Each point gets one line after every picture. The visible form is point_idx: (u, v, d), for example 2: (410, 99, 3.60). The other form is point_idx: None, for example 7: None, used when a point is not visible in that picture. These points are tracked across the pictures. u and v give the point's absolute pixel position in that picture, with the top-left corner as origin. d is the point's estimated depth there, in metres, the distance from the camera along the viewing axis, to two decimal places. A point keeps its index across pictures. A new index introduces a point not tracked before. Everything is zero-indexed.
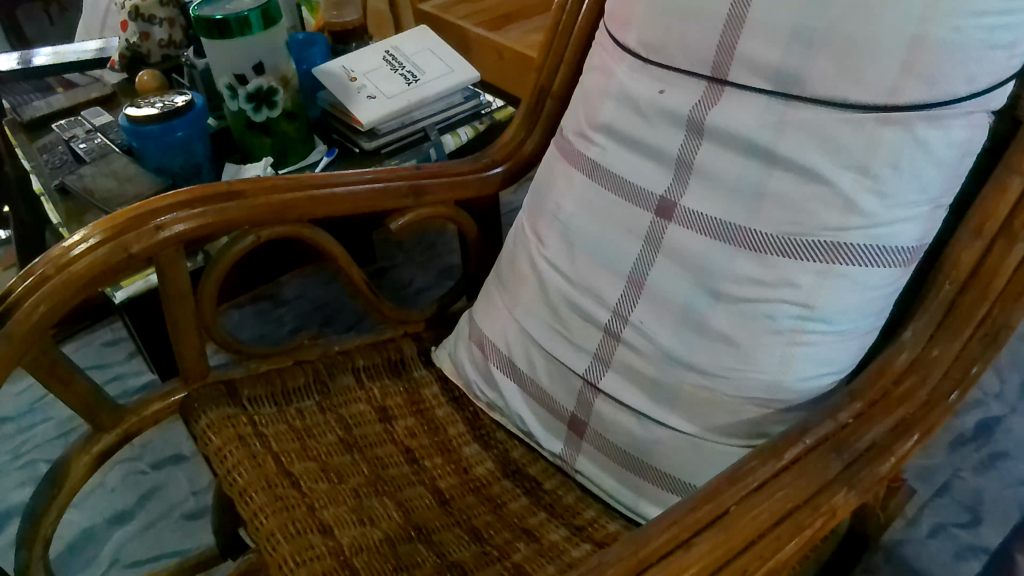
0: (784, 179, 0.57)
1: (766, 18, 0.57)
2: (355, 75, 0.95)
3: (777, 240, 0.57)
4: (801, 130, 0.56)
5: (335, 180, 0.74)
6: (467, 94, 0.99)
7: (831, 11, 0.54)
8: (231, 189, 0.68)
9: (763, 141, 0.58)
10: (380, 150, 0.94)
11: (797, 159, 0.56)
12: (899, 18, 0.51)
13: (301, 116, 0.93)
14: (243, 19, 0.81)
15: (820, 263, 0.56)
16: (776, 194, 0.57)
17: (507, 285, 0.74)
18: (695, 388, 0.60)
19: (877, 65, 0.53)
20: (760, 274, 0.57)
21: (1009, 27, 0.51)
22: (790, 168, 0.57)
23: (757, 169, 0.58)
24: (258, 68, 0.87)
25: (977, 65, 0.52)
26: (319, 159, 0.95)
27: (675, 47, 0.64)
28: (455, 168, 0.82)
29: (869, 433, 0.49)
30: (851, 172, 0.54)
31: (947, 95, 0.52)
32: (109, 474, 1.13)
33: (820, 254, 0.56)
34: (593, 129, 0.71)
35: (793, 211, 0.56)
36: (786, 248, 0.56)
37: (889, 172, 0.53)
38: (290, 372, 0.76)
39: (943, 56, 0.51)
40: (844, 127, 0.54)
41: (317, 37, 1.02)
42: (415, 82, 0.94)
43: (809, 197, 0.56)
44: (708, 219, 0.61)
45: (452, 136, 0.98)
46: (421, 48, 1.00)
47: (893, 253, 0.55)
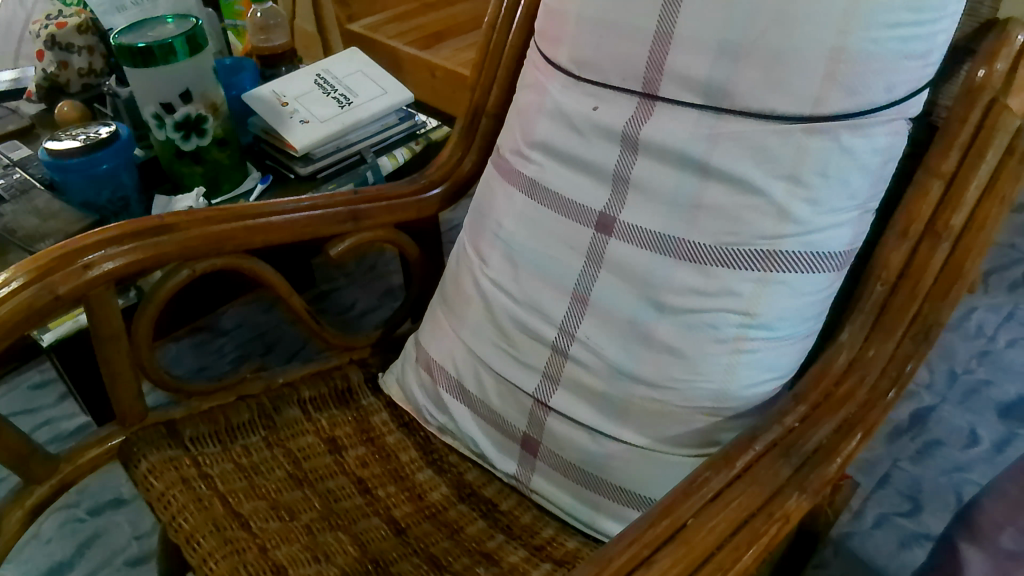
0: (717, 190, 0.58)
1: (693, 34, 0.59)
2: (286, 100, 0.94)
3: (715, 251, 0.58)
4: (732, 142, 0.58)
5: (272, 209, 0.73)
6: (402, 115, 0.99)
7: (755, 26, 0.56)
8: (163, 221, 0.66)
9: (696, 154, 0.59)
10: (315, 175, 0.93)
11: (730, 170, 0.58)
12: (819, 30, 0.54)
13: (232, 143, 0.90)
14: (166, 45, 0.79)
15: (758, 270, 0.57)
16: (711, 205, 0.58)
17: (452, 305, 0.74)
18: (644, 399, 0.60)
19: (802, 77, 0.55)
20: (700, 285, 0.58)
21: (921, 37, 0.54)
22: (723, 179, 0.58)
23: (691, 181, 0.60)
24: (185, 96, 0.84)
25: (894, 74, 0.54)
26: (253, 186, 0.92)
27: (606, 64, 0.66)
28: (393, 190, 0.81)
29: (815, 436, 0.50)
30: (783, 181, 0.56)
31: (868, 104, 0.54)
32: (44, 525, 1.08)
33: (757, 263, 0.57)
34: (529, 147, 0.72)
35: (729, 220, 0.58)
36: (724, 258, 0.58)
37: (818, 180, 0.55)
38: (233, 408, 0.73)
39: (863, 66, 0.53)
40: (774, 138, 0.56)
41: (246, 61, 1.00)
42: (348, 105, 0.94)
43: (742, 207, 0.57)
44: (648, 232, 0.61)
45: (388, 158, 0.97)
46: (352, 70, 0.99)
47: (826, 258, 0.57)
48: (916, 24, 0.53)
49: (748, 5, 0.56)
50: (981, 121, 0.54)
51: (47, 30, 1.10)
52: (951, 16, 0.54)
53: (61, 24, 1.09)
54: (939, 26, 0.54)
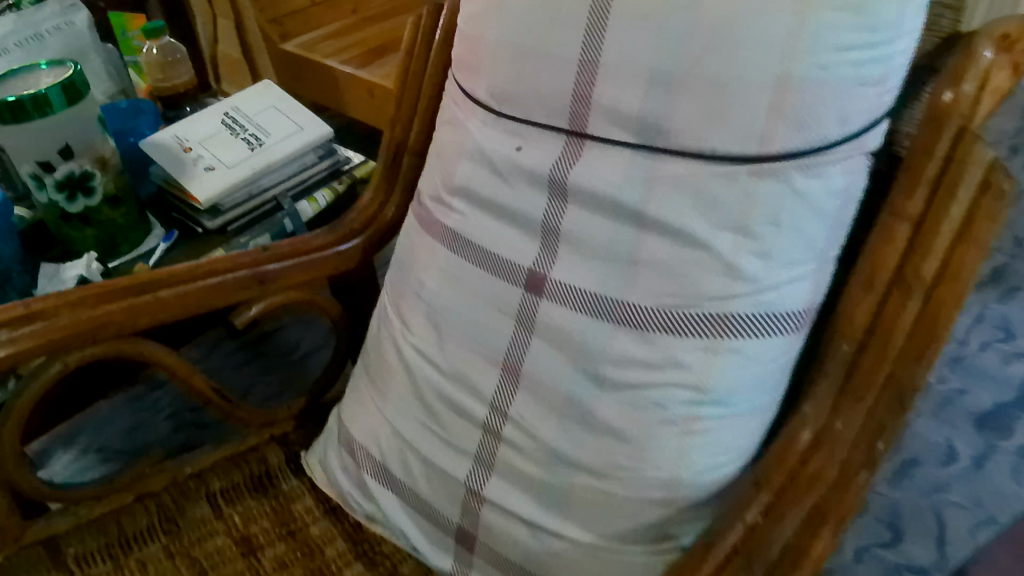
0: (655, 244, 0.51)
1: (624, 59, 0.53)
2: (189, 145, 0.84)
3: (658, 315, 0.51)
4: (672, 190, 0.51)
5: (161, 281, 0.64)
6: (321, 153, 0.90)
7: (691, 51, 0.49)
8: (27, 310, 0.57)
9: (631, 202, 0.52)
10: (225, 228, 0.84)
11: (671, 220, 0.50)
12: (761, 58, 0.47)
13: (127, 200, 0.80)
14: (40, 97, 0.70)
15: (706, 337, 0.49)
16: (652, 263, 0.51)
17: (375, 378, 0.66)
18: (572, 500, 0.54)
19: (744, 111, 0.48)
20: (645, 356, 0.51)
21: (877, 60, 0.46)
22: (665, 230, 0.51)
23: (627, 235, 0.53)
24: (65, 152, 0.74)
25: (850, 103, 0.47)
26: (156, 245, 0.83)
27: (528, 98, 0.59)
28: (307, 244, 0.74)
29: (774, 534, 0.47)
30: (731, 234, 0.49)
31: (825, 138, 0.47)
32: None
33: (706, 328, 0.49)
34: (451, 194, 0.64)
35: (672, 278, 0.50)
36: (669, 324, 0.50)
37: (771, 229, 0.48)
38: (129, 514, 0.66)
39: (813, 97, 0.46)
40: (718, 183, 0.49)
41: (143, 103, 0.89)
42: (259, 147, 0.85)
43: (685, 264, 0.50)
44: (581, 294, 0.54)
45: (309, 202, 0.88)
46: (264, 105, 0.90)
47: (786, 318, 0.50)
48: (872, 44, 0.46)
49: (681, 29, 0.50)
50: (949, 153, 0.46)
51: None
52: (912, 33, 0.47)
53: None
54: (898, 45, 0.47)
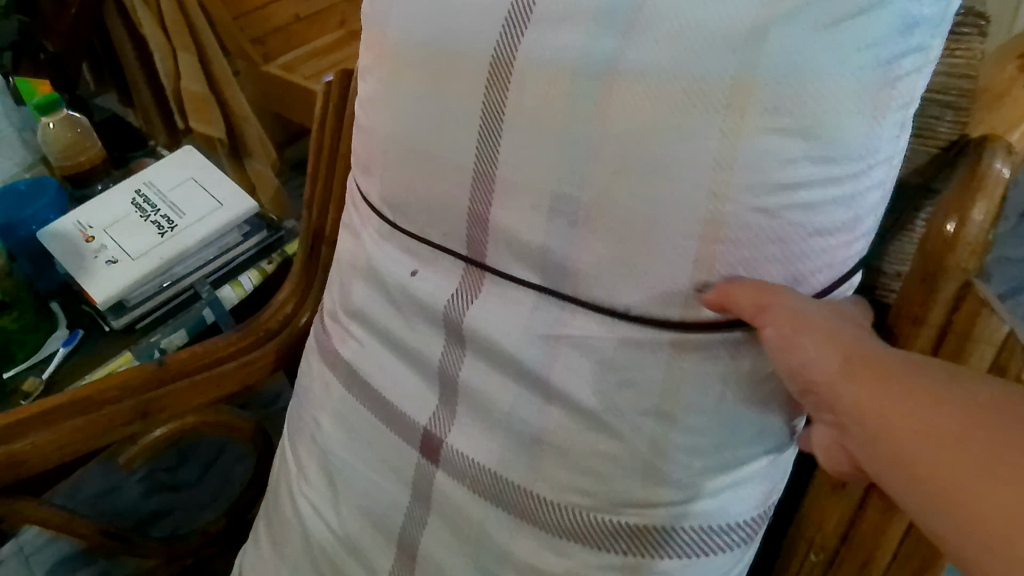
0: (560, 423, 0.40)
1: (517, 179, 0.40)
2: (92, 233, 0.75)
3: (565, 518, 0.41)
4: (581, 360, 0.39)
5: (36, 421, 0.57)
6: (248, 229, 0.79)
7: (597, 175, 0.36)
8: None
9: (533, 363, 0.41)
10: (133, 326, 0.74)
11: (579, 400, 0.39)
12: (683, 200, 0.34)
13: (19, 303, 0.70)
14: None
15: (625, 554, 0.39)
16: (557, 449, 0.41)
17: (273, 529, 0.58)
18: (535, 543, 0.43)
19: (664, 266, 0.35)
20: (552, 566, 0.42)
21: (841, 200, 0.34)
22: (572, 406, 0.40)
23: (530, 405, 0.42)
24: None
25: (801, 260, 0.34)
26: (57, 350, 0.72)
27: (421, 212, 0.47)
28: (205, 351, 0.64)
29: (812, 350, 0.32)
30: (654, 424, 0.37)
31: (770, 283, 0.34)
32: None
33: (625, 543, 0.39)
34: (348, 316, 0.54)
35: (588, 473, 0.40)
36: (580, 532, 0.41)
37: (701, 418, 0.36)
38: None
39: (747, 256, 0.34)
40: (634, 357, 0.37)
41: (48, 181, 0.81)
42: (168, 230, 0.75)
43: (593, 457, 0.39)
44: (478, 473, 0.45)
45: (232, 287, 0.77)
46: (182, 179, 0.81)
47: (732, 527, 0.38)
48: (829, 183, 0.33)
49: (587, 142, 0.36)
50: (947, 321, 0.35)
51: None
52: (894, 157, 0.34)
53: None
54: (872, 176, 0.34)
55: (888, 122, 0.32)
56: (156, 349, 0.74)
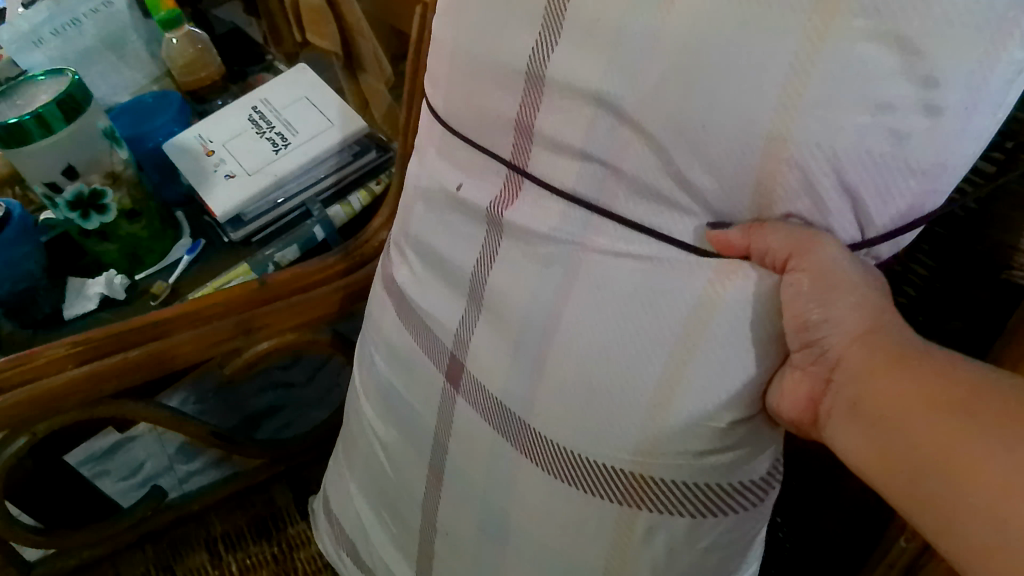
0: (578, 343, 0.37)
1: (566, 77, 0.37)
2: (212, 148, 0.79)
3: (561, 461, 0.39)
4: (604, 276, 0.36)
5: (149, 331, 0.61)
6: (358, 149, 0.80)
7: (651, 68, 0.33)
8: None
9: (555, 272, 0.39)
10: (250, 239, 0.78)
11: (594, 315, 0.37)
12: (742, 112, 0.30)
13: (147, 213, 0.76)
14: (40, 117, 0.64)
15: (621, 502, 0.37)
16: (570, 369, 0.38)
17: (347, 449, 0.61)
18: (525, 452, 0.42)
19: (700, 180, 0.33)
20: (562, 513, 0.40)
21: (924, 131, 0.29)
22: (593, 325, 0.37)
23: (535, 323, 0.40)
24: (70, 171, 0.69)
25: (879, 190, 0.30)
26: (180, 257, 0.79)
27: (474, 121, 0.45)
28: (302, 274, 0.66)
29: (845, 307, 0.32)
30: (668, 354, 0.34)
31: (803, 233, 0.32)
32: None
33: (620, 492, 0.37)
34: (409, 239, 0.53)
35: (595, 403, 0.37)
36: (580, 478, 0.39)
37: (727, 351, 0.33)
38: (128, 560, 0.69)
39: (802, 187, 0.31)
40: (660, 272, 0.35)
41: (171, 95, 0.85)
42: (282, 148, 0.77)
43: (614, 386, 0.36)
44: (488, 396, 0.44)
45: (341, 207, 0.78)
46: (296, 98, 0.82)
47: (741, 495, 0.36)
48: (917, 131, 0.29)
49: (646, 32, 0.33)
50: None
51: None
52: (1004, 102, 0.29)
53: None
54: (969, 126, 0.29)
55: (997, 74, 0.27)
56: (271, 262, 0.76)
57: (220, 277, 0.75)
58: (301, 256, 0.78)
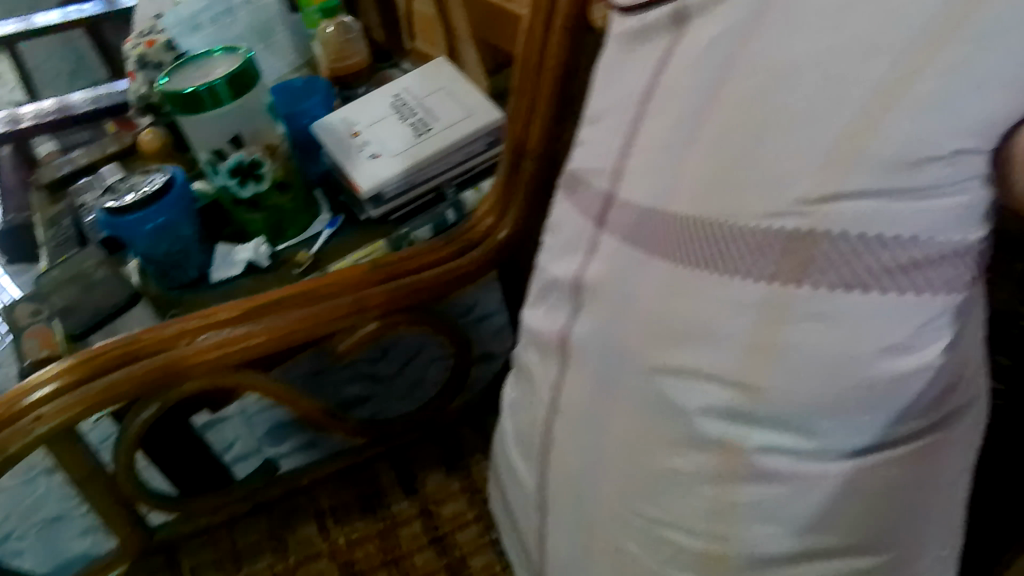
0: (645, 400, 0.39)
1: None
2: (358, 130, 0.84)
3: (698, 217, 0.35)
4: (657, 326, 0.37)
5: (269, 308, 0.61)
6: (492, 138, 0.84)
7: None
8: (121, 354, 0.57)
9: (620, 302, 0.40)
10: (387, 217, 0.83)
11: (664, 366, 0.37)
12: (794, 173, 0.32)
13: (294, 185, 0.83)
14: (214, 90, 0.72)
15: (760, 273, 0.33)
16: (642, 427, 0.39)
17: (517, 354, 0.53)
18: (619, 522, 0.43)
19: (753, 251, 0.33)
20: (671, 292, 0.37)
21: None
22: (658, 365, 0.37)
23: (610, 365, 0.41)
24: (236, 141, 0.78)
25: None
26: (320, 231, 0.84)
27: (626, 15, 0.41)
28: (421, 253, 0.66)
29: None
30: (740, 443, 0.35)
31: None
32: (81, 520, 1.12)
33: (740, 255, 0.34)
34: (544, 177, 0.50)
35: (644, 474, 0.40)
36: (707, 240, 0.35)
37: (828, 423, 0.33)
38: (243, 527, 0.68)
39: (845, 253, 0.31)
40: (716, 319, 0.35)
41: (318, 83, 0.93)
42: (424, 134, 0.81)
43: (686, 455, 0.37)
44: (661, 176, 0.38)
45: (473, 192, 0.82)
46: (436, 87, 0.86)
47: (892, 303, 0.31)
48: None
49: None
50: None
51: (138, 48, 0.96)
52: None
53: (151, 41, 0.95)
54: None
55: None
56: (407, 241, 0.78)
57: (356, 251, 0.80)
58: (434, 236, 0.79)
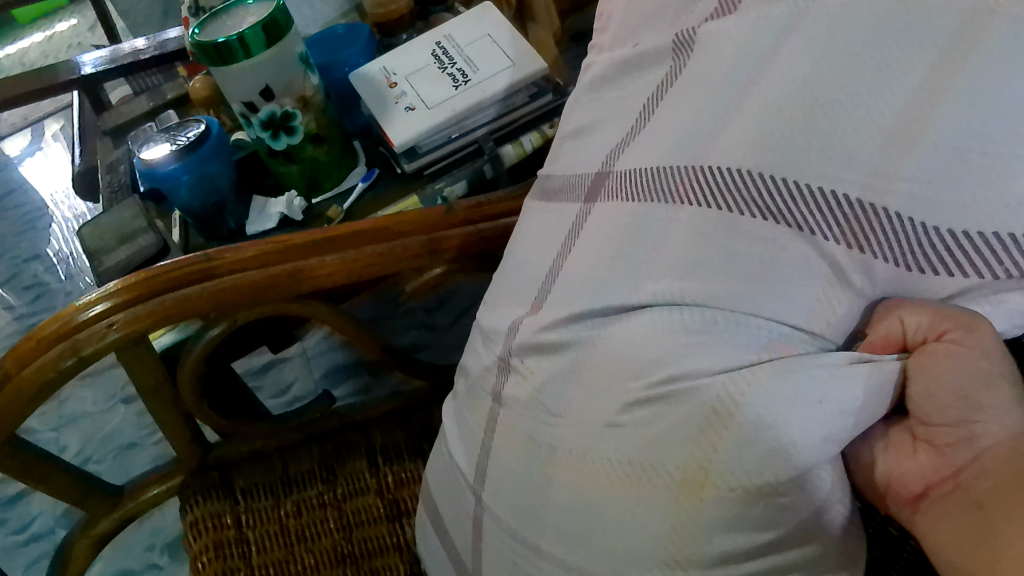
0: (659, 324, 0.37)
1: None
2: (395, 80, 0.83)
3: (736, 184, 0.37)
4: (699, 263, 0.37)
5: (337, 241, 0.60)
6: (535, 91, 0.82)
7: None
8: (186, 271, 0.58)
9: (632, 261, 0.40)
10: (422, 171, 0.82)
11: (680, 300, 0.37)
12: (864, 143, 0.34)
13: (329, 138, 0.82)
14: (245, 40, 0.69)
15: (846, 241, 0.34)
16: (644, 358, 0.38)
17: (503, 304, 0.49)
18: (580, 448, 0.40)
19: (822, 207, 0.34)
20: (726, 246, 0.36)
21: None
22: (665, 321, 0.37)
23: (605, 304, 0.40)
24: (266, 93, 0.75)
25: None
26: (355, 184, 0.85)
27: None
28: (491, 199, 0.64)
29: None
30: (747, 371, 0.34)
31: None
32: (153, 448, 1.18)
33: (846, 224, 0.34)
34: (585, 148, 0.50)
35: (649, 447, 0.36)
36: (756, 198, 0.36)
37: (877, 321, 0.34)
38: (295, 456, 0.69)
39: (908, 231, 0.33)
40: (780, 272, 0.35)
41: (359, 29, 0.91)
42: (463, 84, 0.80)
43: (686, 349, 0.36)
44: (630, 184, 0.42)
45: (513, 146, 0.82)
46: (477, 35, 0.85)
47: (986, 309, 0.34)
48: None
49: None
50: None
51: None
52: None
53: None
54: None
55: None
56: (440, 197, 0.81)
57: (392, 208, 0.81)
58: (468, 193, 0.82)
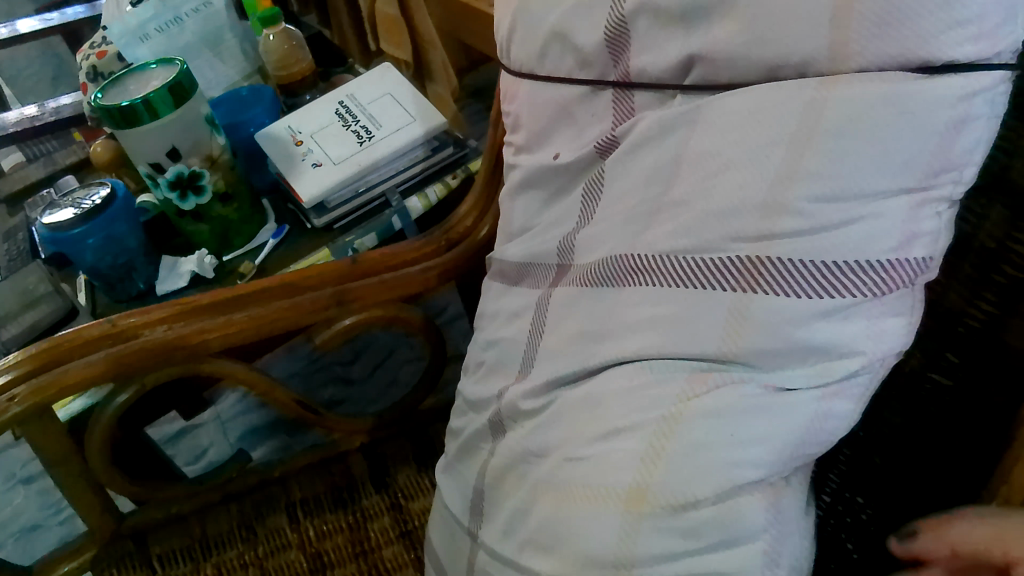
0: (617, 381, 0.39)
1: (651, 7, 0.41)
2: (301, 138, 0.85)
3: (669, 261, 0.38)
4: (645, 324, 0.38)
5: (246, 298, 0.62)
6: (435, 144, 0.86)
7: None
8: (92, 338, 0.58)
9: (593, 329, 0.41)
10: (331, 225, 0.84)
11: (632, 355, 0.38)
12: (742, 206, 0.35)
13: (238, 196, 0.83)
14: (149, 103, 0.70)
15: (738, 288, 0.35)
16: (591, 402, 0.40)
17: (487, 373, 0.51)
18: (555, 471, 0.40)
19: (716, 270, 0.36)
20: (656, 311, 0.38)
21: None
22: (624, 382, 0.38)
23: (571, 370, 0.42)
24: (173, 154, 0.76)
25: None
26: (265, 240, 0.86)
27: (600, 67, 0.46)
28: (399, 250, 0.67)
29: None
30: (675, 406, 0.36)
31: None
32: (60, 529, 1.12)
33: (734, 277, 0.35)
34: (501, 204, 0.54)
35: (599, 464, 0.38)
36: (684, 270, 0.37)
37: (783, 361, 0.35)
38: (213, 517, 0.68)
39: (796, 269, 0.34)
40: (687, 321, 0.37)
41: (264, 91, 0.93)
42: (366, 141, 0.83)
43: (630, 389, 0.38)
44: (590, 265, 0.44)
45: (418, 198, 0.85)
46: (379, 94, 0.88)
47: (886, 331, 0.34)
48: None
49: None
50: None
51: (88, 60, 0.91)
52: None
53: (101, 52, 0.90)
54: None
55: None
56: (351, 249, 0.82)
57: (304, 261, 0.82)
58: (378, 244, 0.84)
